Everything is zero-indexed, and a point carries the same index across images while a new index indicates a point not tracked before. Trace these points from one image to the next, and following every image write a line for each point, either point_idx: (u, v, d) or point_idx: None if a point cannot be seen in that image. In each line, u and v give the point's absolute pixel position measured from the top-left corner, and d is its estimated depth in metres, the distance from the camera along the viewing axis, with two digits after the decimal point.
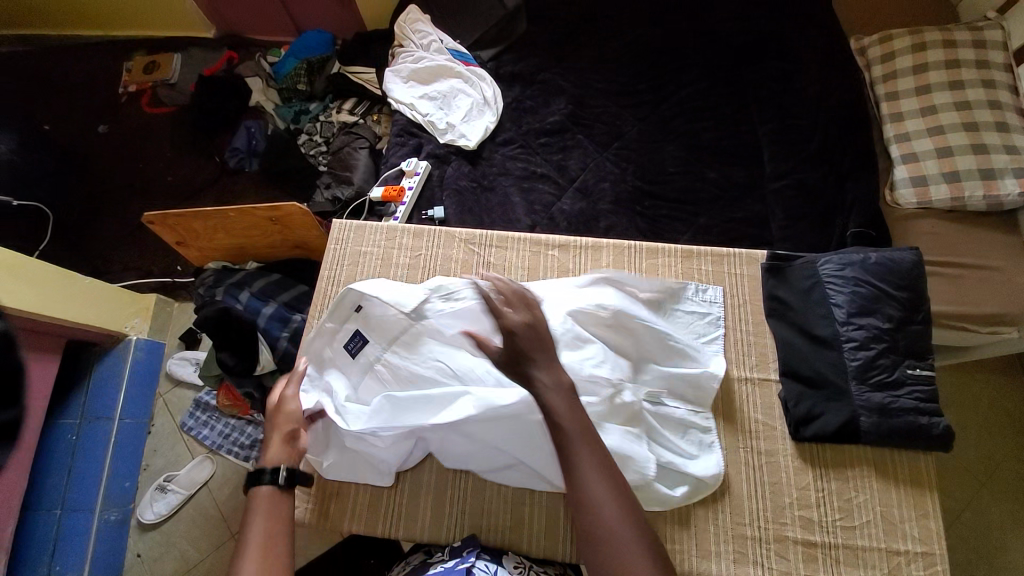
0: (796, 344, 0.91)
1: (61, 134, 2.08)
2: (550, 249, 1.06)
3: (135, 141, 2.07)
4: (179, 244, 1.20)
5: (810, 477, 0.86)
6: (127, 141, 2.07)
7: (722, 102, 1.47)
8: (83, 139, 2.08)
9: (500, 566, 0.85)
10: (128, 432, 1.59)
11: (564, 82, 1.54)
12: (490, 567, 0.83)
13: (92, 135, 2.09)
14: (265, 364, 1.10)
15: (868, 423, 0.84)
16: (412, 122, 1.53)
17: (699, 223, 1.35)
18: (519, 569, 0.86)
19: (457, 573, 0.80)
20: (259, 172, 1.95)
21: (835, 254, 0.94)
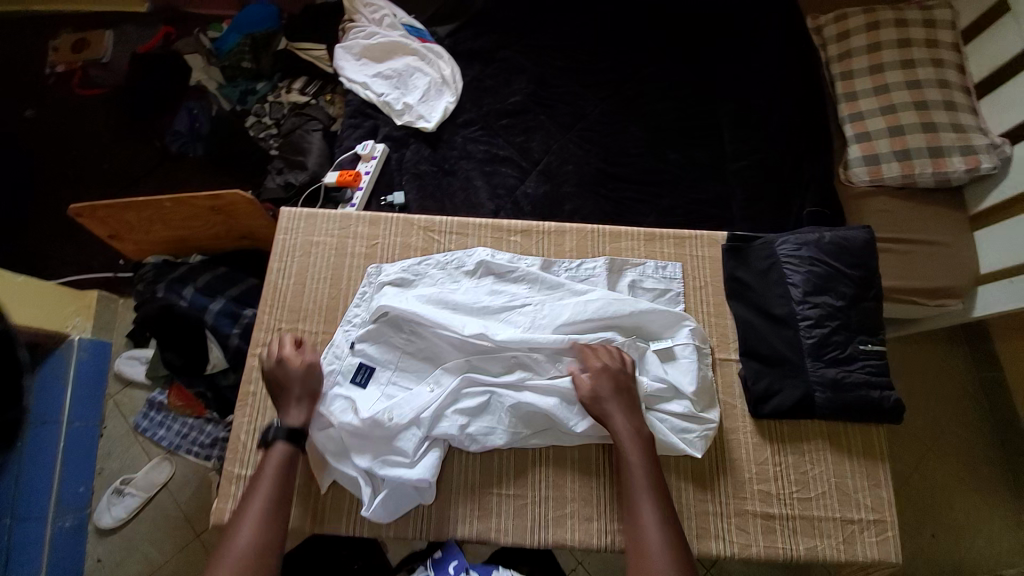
0: (755, 324, 0.92)
1: None
2: (511, 235, 1.03)
3: (65, 126, 1.91)
4: (113, 237, 1.10)
5: (768, 452, 0.88)
6: (56, 126, 1.91)
7: (684, 81, 1.46)
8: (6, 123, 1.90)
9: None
10: (78, 435, 1.49)
11: (525, 61, 1.49)
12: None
13: (16, 119, 1.91)
14: (215, 363, 1.05)
15: (822, 398, 0.86)
16: (367, 103, 1.45)
17: (662, 205, 1.35)
18: None
19: None
20: (205, 158, 1.83)
21: (793, 234, 0.95)
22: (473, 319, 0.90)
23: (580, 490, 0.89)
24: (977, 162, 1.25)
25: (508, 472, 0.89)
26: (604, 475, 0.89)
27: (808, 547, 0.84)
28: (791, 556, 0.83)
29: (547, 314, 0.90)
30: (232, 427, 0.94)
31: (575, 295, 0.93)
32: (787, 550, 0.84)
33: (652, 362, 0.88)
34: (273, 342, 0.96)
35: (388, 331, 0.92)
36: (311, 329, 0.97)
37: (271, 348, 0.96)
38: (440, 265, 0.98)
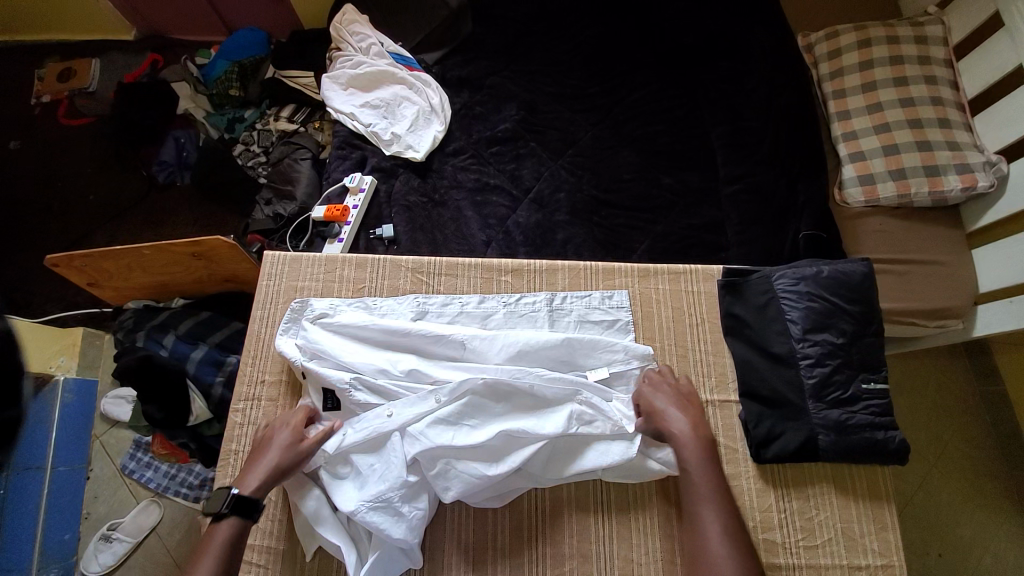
0: (754, 363, 0.90)
1: None
2: (502, 274, 1.00)
3: (50, 157, 1.88)
4: (91, 285, 1.07)
5: (772, 497, 0.85)
6: (41, 157, 1.88)
7: (676, 104, 1.45)
8: None
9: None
10: (64, 479, 1.45)
11: (514, 86, 1.47)
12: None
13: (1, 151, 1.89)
14: (199, 414, 1.02)
15: (826, 441, 0.83)
16: (354, 133, 1.43)
17: (656, 231, 1.32)
18: None
19: None
20: (192, 188, 1.81)
21: (791, 268, 0.93)
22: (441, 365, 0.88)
23: (577, 544, 0.86)
24: (974, 180, 1.23)
25: (501, 529, 0.87)
26: (603, 527, 0.87)
27: None
28: None
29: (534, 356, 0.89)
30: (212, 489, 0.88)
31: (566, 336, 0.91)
32: None
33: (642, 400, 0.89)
34: (257, 395, 0.92)
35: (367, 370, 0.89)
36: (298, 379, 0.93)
37: (254, 403, 0.92)
38: (391, 305, 0.96)
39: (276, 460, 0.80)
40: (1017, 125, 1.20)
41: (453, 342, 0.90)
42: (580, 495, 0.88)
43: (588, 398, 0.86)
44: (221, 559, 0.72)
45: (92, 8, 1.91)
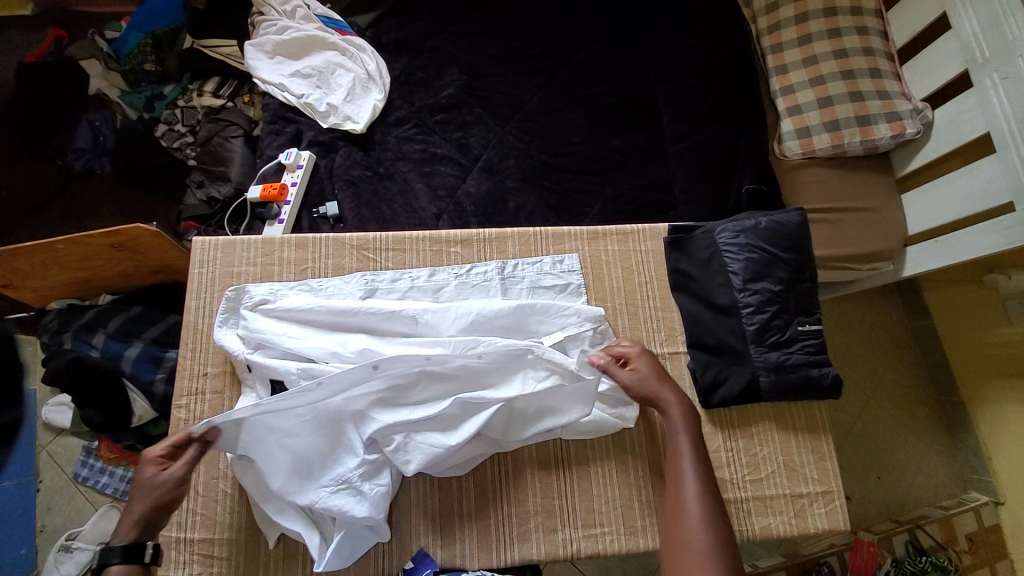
0: (700, 315, 0.93)
1: None
2: (451, 245, 0.98)
3: None
4: (4, 287, 0.99)
5: (720, 438, 0.90)
6: None
7: (620, 62, 1.43)
8: None
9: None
10: (12, 495, 1.39)
11: (455, 50, 1.42)
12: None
13: None
14: (142, 415, 0.98)
15: (767, 382, 0.88)
16: (286, 106, 1.35)
17: (606, 193, 1.33)
18: None
19: None
20: (115, 175, 1.68)
21: (731, 221, 0.96)
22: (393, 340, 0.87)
23: (540, 501, 0.89)
24: (902, 128, 1.28)
25: (466, 493, 0.89)
26: (564, 483, 0.90)
27: (761, 526, 0.87)
28: (747, 537, 0.86)
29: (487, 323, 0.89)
30: None
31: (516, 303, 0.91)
32: (743, 532, 0.87)
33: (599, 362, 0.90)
34: (200, 388, 0.89)
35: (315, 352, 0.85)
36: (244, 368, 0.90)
37: (198, 395, 0.88)
38: (335, 285, 0.93)
39: (152, 500, 0.74)
40: (940, 71, 1.26)
41: (402, 317, 0.88)
42: (539, 455, 0.91)
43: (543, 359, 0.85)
44: None
45: None
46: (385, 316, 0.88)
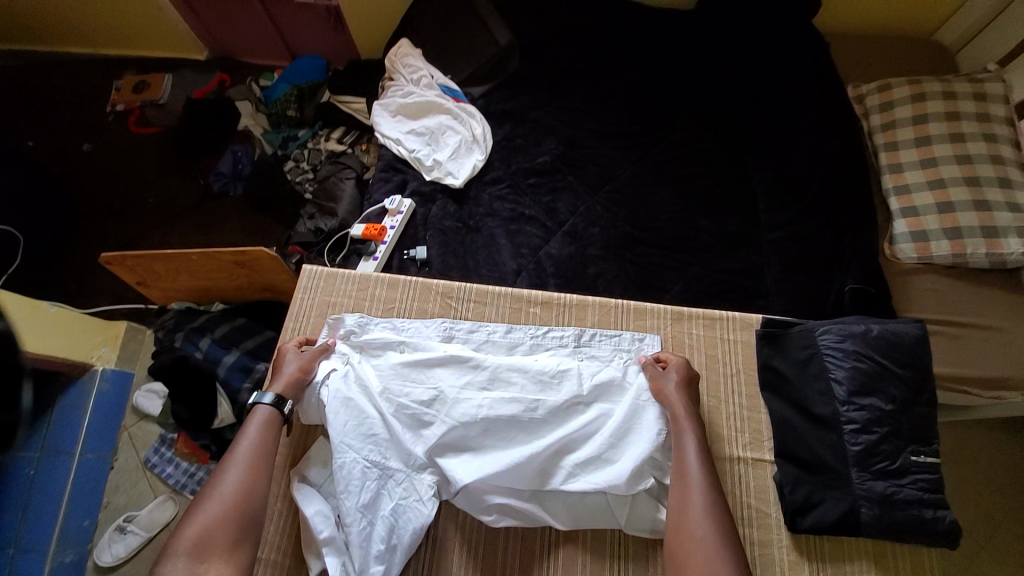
0: (792, 423, 0.84)
1: (44, 151, 2.03)
2: (531, 305, 0.98)
3: (119, 161, 2.02)
4: (140, 284, 1.12)
5: (807, 571, 0.78)
6: (111, 161, 2.02)
7: (718, 147, 1.43)
8: (66, 156, 2.02)
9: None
10: (90, 467, 1.51)
11: (556, 121, 1.49)
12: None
13: (75, 153, 2.03)
14: (223, 418, 1.04)
15: (870, 515, 0.77)
16: (398, 157, 1.48)
17: (691, 273, 1.29)
18: None
19: None
20: (243, 199, 1.90)
21: (836, 324, 0.88)
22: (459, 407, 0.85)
23: None
24: None
25: (511, 572, 0.83)
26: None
27: None
28: None
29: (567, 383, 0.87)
30: None
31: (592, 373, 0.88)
32: None
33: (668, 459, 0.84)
34: None
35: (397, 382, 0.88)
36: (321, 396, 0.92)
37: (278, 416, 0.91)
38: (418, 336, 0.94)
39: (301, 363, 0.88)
40: None
41: (473, 386, 0.87)
42: (595, 545, 0.84)
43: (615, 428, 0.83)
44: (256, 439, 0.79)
45: (171, 29, 2.07)
46: (458, 378, 0.88)
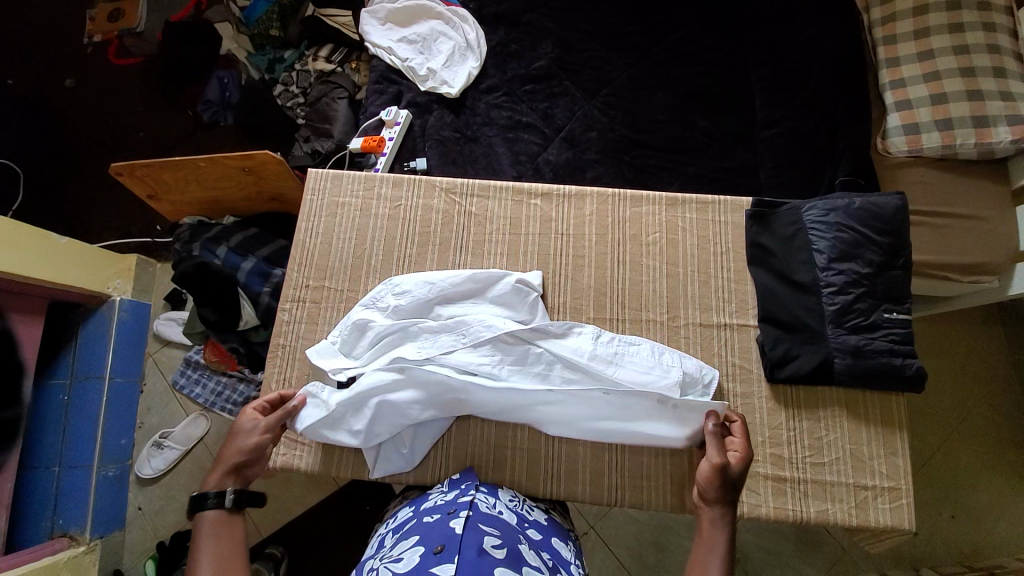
0: (775, 290, 0.91)
1: (23, 85, 1.96)
2: (532, 198, 0.99)
3: (104, 94, 1.97)
4: (151, 197, 1.15)
5: (783, 417, 0.88)
6: (95, 94, 1.97)
7: (715, 45, 1.41)
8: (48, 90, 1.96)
9: (499, 498, 0.81)
10: (119, 390, 1.64)
11: (551, 24, 1.46)
12: (493, 501, 0.80)
13: (57, 87, 1.97)
14: (248, 320, 1.11)
15: (842, 364, 0.86)
16: (391, 68, 1.46)
17: (687, 173, 1.32)
18: (516, 501, 0.82)
19: (460, 503, 0.76)
20: (236, 127, 1.87)
21: (822, 200, 0.93)
22: (442, 335, 0.87)
23: (592, 443, 0.87)
24: None
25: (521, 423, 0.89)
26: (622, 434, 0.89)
27: (817, 509, 0.85)
28: (801, 518, 0.85)
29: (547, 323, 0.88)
30: (264, 377, 0.94)
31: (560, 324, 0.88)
32: (797, 513, 0.85)
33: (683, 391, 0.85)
34: (302, 297, 0.96)
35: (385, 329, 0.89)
36: (337, 286, 0.97)
37: (299, 303, 0.96)
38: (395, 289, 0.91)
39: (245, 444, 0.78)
40: None
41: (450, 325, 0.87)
42: None
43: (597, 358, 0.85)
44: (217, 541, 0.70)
45: None
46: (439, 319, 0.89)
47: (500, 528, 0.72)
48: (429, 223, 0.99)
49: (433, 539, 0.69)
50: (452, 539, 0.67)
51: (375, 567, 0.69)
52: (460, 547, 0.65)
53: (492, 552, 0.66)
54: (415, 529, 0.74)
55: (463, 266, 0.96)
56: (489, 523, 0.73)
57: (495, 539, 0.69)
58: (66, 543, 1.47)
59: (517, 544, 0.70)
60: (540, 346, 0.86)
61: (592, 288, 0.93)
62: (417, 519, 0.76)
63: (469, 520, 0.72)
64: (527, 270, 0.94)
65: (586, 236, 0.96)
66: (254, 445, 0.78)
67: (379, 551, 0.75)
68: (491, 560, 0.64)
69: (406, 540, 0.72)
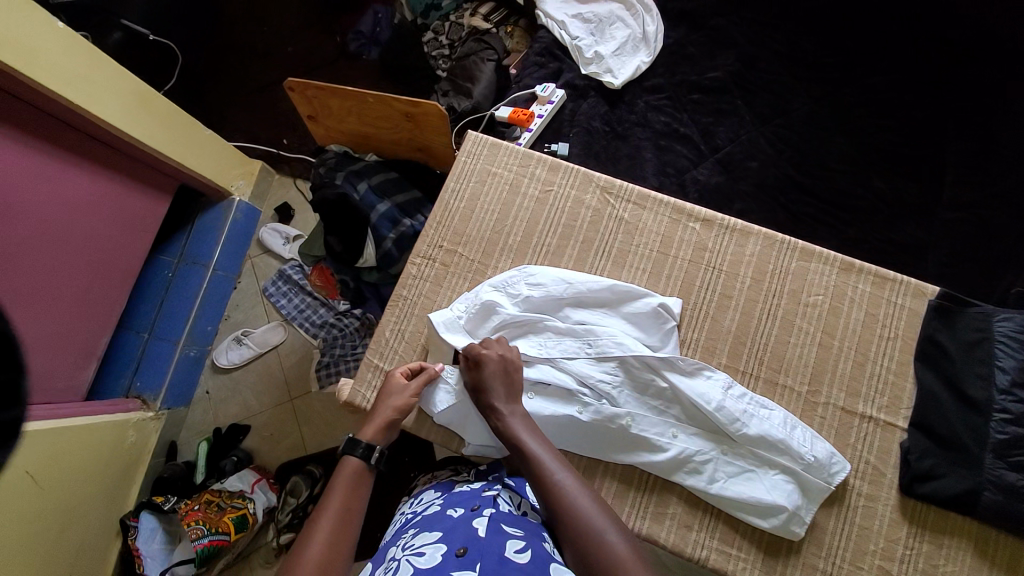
0: (940, 398, 0.81)
1: None
2: (691, 220, 0.95)
3: None
4: (312, 118, 1.19)
5: (903, 532, 0.80)
6: None
7: (917, 101, 1.26)
8: None
9: (524, 498, 0.79)
10: (218, 283, 1.64)
11: (738, 35, 1.36)
12: (515, 500, 0.77)
13: None
14: (367, 259, 1.14)
15: (989, 499, 0.75)
16: (558, 43, 1.41)
17: (845, 233, 1.20)
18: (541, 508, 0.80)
19: (485, 500, 0.73)
20: (377, 64, 1.78)
21: (1018, 315, 0.81)
22: (568, 339, 0.86)
23: (688, 493, 0.83)
24: None
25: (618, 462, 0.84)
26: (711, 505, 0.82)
27: None
28: None
29: (680, 365, 0.83)
30: (380, 322, 0.96)
31: (690, 364, 0.83)
32: None
33: (809, 486, 0.79)
34: (433, 256, 0.97)
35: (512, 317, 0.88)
36: (469, 255, 0.96)
37: (428, 262, 0.97)
38: (528, 280, 0.89)
39: (396, 403, 0.82)
40: None
41: (577, 334, 0.86)
42: None
43: (725, 415, 0.80)
44: (347, 495, 0.73)
45: None
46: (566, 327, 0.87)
47: (524, 530, 0.68)
48: (576, 217, 0.96)
49: (455, 539, 0.64)
50: (474, 542, 0.63)
51: (395, 558, 0.65)
52: (483, 552, 0.61)
53: (515, 558, 0.61)
54: (437, 521, 0.70)
55: (601, 270, 0.94)
56: (512, 524, 0.69)
57: (519, 542, 0.64)
58: (139, 405, 1.49)
59: (541, 547, 0.66)
60: (666, 381, 0.83)
61: (733, 336, 0.89)
62: (439, 510, 0.73)
63: (492, 518, 0.68)
64: (666, 294, 0.91)
65: (736, 273, 0.91)
66: (407, 404, 0.81)
67: (400, 538, 0.71)
68: (514, 567, 0.60)
69: (429, 533, 0.67)
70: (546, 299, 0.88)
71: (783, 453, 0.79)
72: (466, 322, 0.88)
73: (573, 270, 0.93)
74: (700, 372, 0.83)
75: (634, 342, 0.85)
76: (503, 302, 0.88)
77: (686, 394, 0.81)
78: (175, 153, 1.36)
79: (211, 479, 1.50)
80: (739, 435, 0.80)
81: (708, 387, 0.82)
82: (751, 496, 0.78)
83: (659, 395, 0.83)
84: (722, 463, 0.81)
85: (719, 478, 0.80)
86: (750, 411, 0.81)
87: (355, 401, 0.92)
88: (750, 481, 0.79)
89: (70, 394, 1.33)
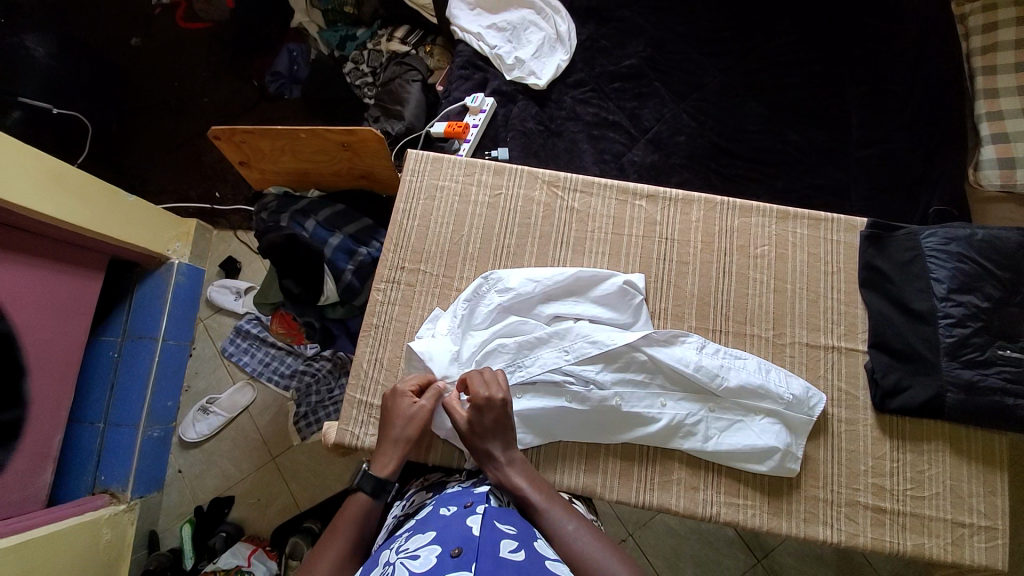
0: (890, 317, 0.88)
1: (83, 27, 1.82)
2: (637, 198, 0.99)
3: (163, 48, 1.83)
4: (242, 164, 1.17)
5: (887, 447, 0.86)
6: (152, 46, 1.83)
7: (814, 58, 1.37)
8: (106, 39, 1.82)
9: None
10: (171, 353, 1.55)
11: (644, 22, 1.43)
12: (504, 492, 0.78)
13: (115, 35, 1.83)
14: (328, 296, 1.11)
15: (953, 399, 0.82)
16: (478, 55, 1.44)
17: (775, 187, 1.29)
18: None
19: (478, 496, 0.71)
20: (301, 102, 1.75)
21: (940, 228, 0.89)
22: (546, 335, 0.87)
23: (688, 456, 0.85)
24: None
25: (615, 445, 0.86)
26: (712, 467, 0.85)
27: (914, 544, 0.81)
28: (897, 551, 0.82)
29: (657, 337, 0.86)
30: (355, 354, 0.94)
31: (665, 334, 0.86)
32: (893, 545, 0.82)
33: (794, 426, 0.84)
34: (397, 279, 0.96)
35: (489, 324, 0.89)
36: (433, 271, 0.96)
37: (393, 285, 0.96)
38: (496, 285, 0.91)
39: (407, 427, 0.78)
40: None
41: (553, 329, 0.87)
42: None
43: (707, 375, 0.83)
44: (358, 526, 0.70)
45: None
46: (541, 324, 0.89)
47: (517, 527, 0.65)
48: (530, 214, 0.98)
49: (449, 539, 0.60)
50: (470, 542, 0.58)
51: (388, 563, 0.60)
52: (479, 552, 0.56)
53: (511, 557, 0.58)
54: (430, 522, 0.67)
55: (564, 261, 0.96)
56: (505, 520, 0.65)
57: (513, 542, 0.61)
58: (107, 500, 1.38)
59: (535, 546, 0.62)
60: (645, 353, 0.85)
61: (699, 297, 0.93)
62: (432, 510, 0.70)
63: (487, 514, 0.65)
64: (629, 273, 0.94)
65: (691, 241, 0.96)
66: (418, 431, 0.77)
67: (392, 542, 0.67)
68: (510, 567, 0.56)
69: (422, 535, 0.64)
70: (518, 300, 0.89)
71: (766, 399, 0.83)
72: (444, 339, 0.88)
73: (538, 267, 0.94)
74: (677, 340, 0.87)
75: (609, 334, 0.86)
76: (477, 311, 0.90)
77: (668, 362, 0.84)
78: (102, 226, 1.28)
79: (203, 561, 1.41)
80: (724, 391, 0.83)
81: (686, 351, 0.85)
82: (744, 446, 0.81)
83: (642, 367, 0.86)
84: (713, 420, 0.84)
85: (713, 435, 0.83)
86: (727, 365, 0.85)
87: (346, 441, 0.89)
88: (741, 431, 0.83)
89: (31, 503, 1.23)
